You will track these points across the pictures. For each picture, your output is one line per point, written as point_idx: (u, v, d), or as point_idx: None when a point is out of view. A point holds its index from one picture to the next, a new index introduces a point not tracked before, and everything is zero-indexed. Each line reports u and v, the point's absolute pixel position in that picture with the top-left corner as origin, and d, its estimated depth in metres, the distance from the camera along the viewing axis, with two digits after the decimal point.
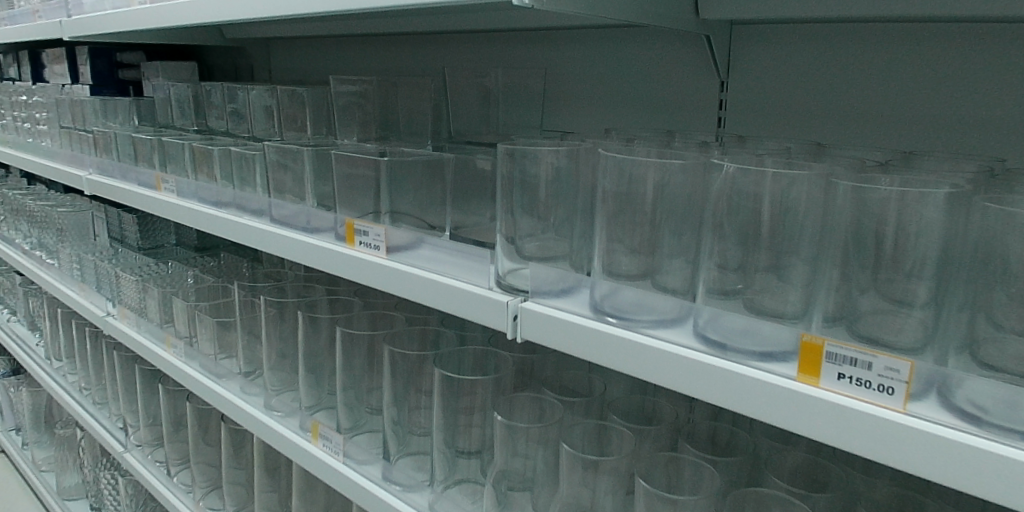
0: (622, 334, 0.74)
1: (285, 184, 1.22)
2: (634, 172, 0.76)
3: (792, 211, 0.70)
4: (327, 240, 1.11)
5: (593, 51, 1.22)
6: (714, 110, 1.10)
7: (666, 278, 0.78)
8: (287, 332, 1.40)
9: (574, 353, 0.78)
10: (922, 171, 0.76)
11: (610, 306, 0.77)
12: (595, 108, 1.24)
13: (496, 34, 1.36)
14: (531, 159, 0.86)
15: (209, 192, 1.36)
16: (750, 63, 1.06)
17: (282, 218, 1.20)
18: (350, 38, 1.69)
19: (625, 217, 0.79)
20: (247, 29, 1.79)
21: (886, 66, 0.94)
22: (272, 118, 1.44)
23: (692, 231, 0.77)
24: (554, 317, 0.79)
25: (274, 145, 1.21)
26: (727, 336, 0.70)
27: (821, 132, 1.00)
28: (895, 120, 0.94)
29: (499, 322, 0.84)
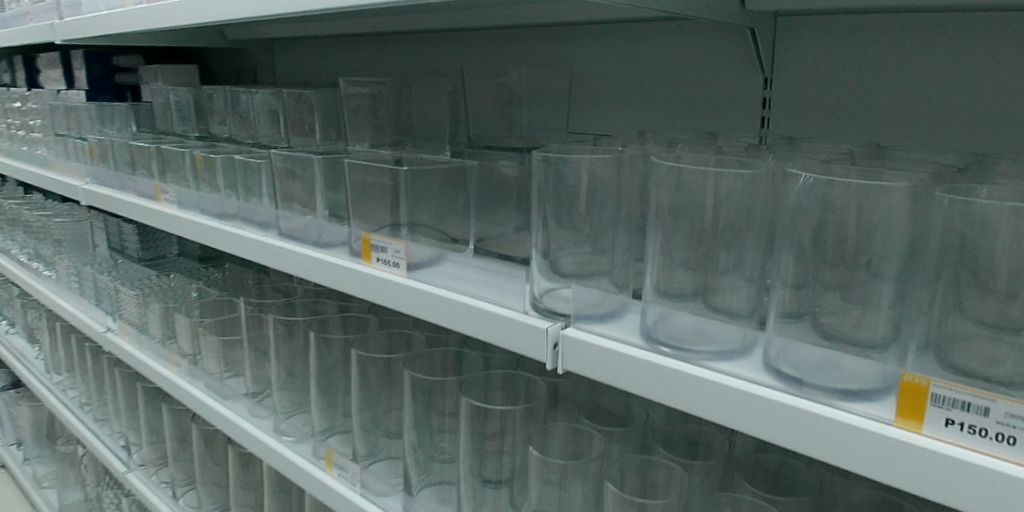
0: (677, 364, 0.65)
1: (293, 194, 1.13)
2: (690, 181, 0.67)
3: (877, 226, 0.61)
4: (339, 254, 1.02)
5: (621, 47, 1.14)
6: (756, 109, 1.01)
7: (725, 301, 0.70)
8: (297, 350, 1.32)
9: (622, 386, 0.69)
10: (1011, 176, 0.67)
11: (663, 333, 0.69)
12: (624, 108, 1.16)
13: (516, 32, 1.28)
14: (568, 168, 0.77)
15: (211, 203, 1.28)
16: (797, 58, 0.97)
17: (289, 231, 1.11)
18: (358, 38, 1.61)
19: (678, 233, 0.71)
20: (250, 29, 1.71)
21: (952, 60, 0.86)
22: (277, 122, 1.36)
23: (755, 248, 0.69)
24: (598, 344, 0.70)
25: (281, 152, 1.12)
26: (802, 370, 0.61)
27: (878, 134, 0.91)
28: (964, 121, 0.86)
29: (537, 350, 0.75)
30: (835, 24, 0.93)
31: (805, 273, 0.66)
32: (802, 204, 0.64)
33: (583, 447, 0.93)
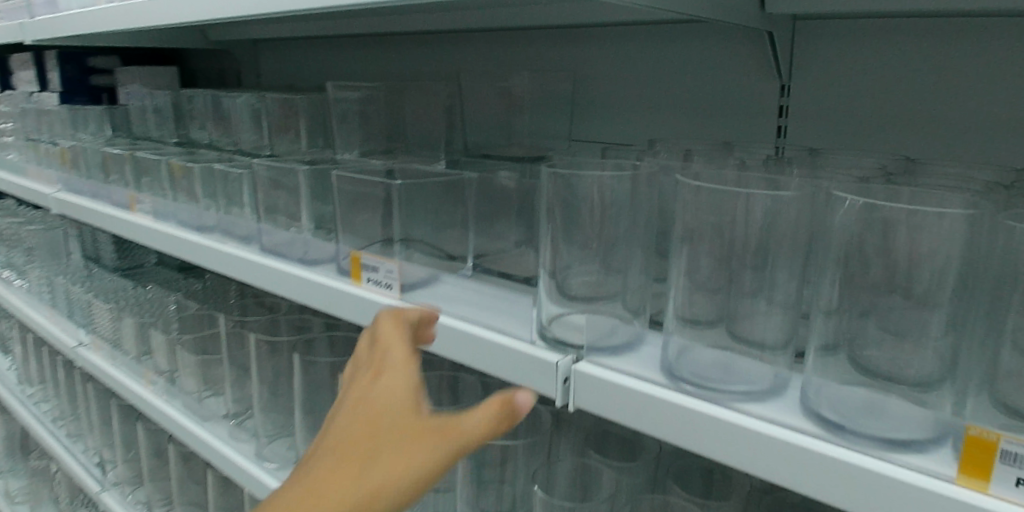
0: (701, 405, 0.58)
1: (278, 204, 1.05)
2: (718, 202, 0.60)
3: (931, 256, 0.54)
4: (326, 271, 0.95)
5: (628, 52, 1.08)
6: (772, 117, 0.95)
7: (755, 332, 0.63)
8: (281, 369, 1.25)
9: (638, 428, 0.62)
10: None
11: (684, 369, 0.62)
12: (630, 116, 1.10)
13: (516, 34, 1.22)
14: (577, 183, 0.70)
15: (189, 215, 1.20)
16: (818, 63, 0.90)
17: (270, 245, 1.03)
18: (348, 40, 1.54)
19: (702, 255, 0.64)
20: (233, 30, 1.63)
21: (986, 68, 0.79)
22: (260, 128, 1.28)
23: (790, 278, 0.62)
24: (610, 379, 0.63)
25: (265, 161, 1.05)
26: (844, 415, 0.55)
27: (907, 146, 0.85)
28: (1002, 133, 0.79)
29: (546, 384, 0.67)
30: (860, 28, 0.86)
31: (844, 302, 0.59)
32: (842, 227, 0.57)
33: (590, 481, 0.86)
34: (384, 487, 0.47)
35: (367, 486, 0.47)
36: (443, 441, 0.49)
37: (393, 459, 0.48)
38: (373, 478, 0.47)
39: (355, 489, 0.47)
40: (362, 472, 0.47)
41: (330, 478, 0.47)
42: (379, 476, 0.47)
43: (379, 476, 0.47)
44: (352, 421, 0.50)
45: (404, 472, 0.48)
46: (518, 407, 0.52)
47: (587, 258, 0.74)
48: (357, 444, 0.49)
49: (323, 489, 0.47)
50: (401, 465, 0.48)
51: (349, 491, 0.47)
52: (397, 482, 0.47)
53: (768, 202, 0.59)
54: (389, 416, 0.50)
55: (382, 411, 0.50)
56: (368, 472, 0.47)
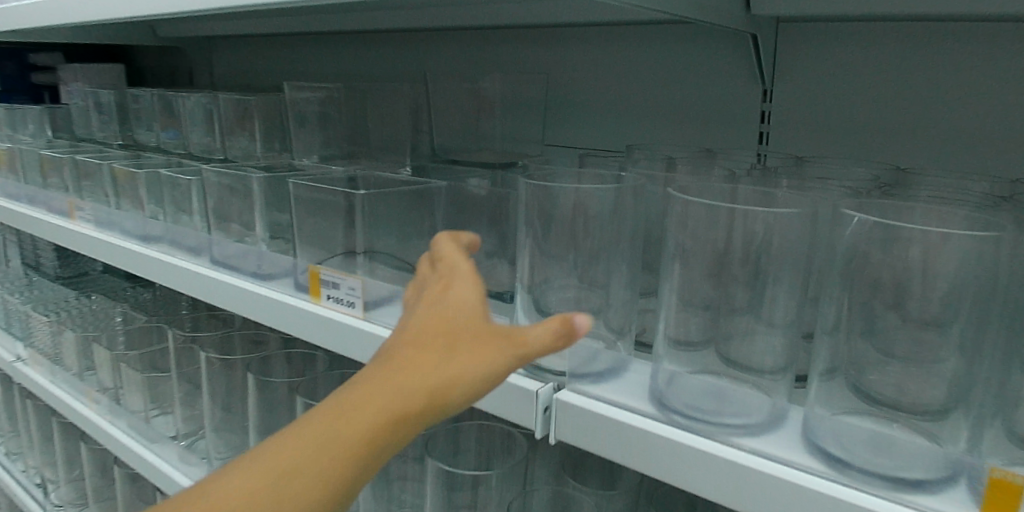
0: (694, 439, 0.53)
1: (230, 213, 0.98)
2: (712, 216, 0.55)
3: (944, 280, 0.49)
4: (282, 286, 0.88)
5: (604, 54, 1.04)
6: (753, 122, 0.91)
7: (750, 357, 0.58)
8: (233, 387, 1.16)
9: (626, 463, 0.56)
10: None
11: (676, 398, 0.57)
12: (606, 121, 1.05)
13: (488, 33, 1.16)
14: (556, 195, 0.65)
15: (133, 223, 1.11)
16: (804, 69, 0.86)
17: (222, 258, 0.95)
18: (308, 37, 1.46)
19: (693, 275, 0.59)
20: (185, 26, 1.55)
21: (979, 75, 0.75)
22: (212, 130, 1.20)
23: (787, 298, 0.57)
24: (595, 410, 0.57)
25: (215, 169, 0.98)
26: (849, 451, 0.50)
27: (897, 155, 0.81)
28: (997, 142, 0.75)
29: (523, 415, 0.61)
30: (849, 32, 0.83)
31: (848, 331, 0.54)
32: (847, 250, 0.52)
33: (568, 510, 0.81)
34: (451, 387, 0.44)
35: (433, 383, 0.44)
36: (509, 346, 0.45)
37: (459, 361, 0.44)
38: (446, 372, 0.44)
39: (421, 386, 0.44)
40: (430, 367, 0.44)
41: (398, 374, 0.44)
42: (446, 375, 0.44)
43: (445, 375, 0.44)
44: (419, 325, 0.46)
45: (470, 373, 0.44)
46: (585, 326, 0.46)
47: (566, 274, 0.68)
48: (425, 342, 0.45)
49: (393, 383, 0.44)
50: (467, 365, 0.44)
51: (414, 388, 0.44)
52: (463, 383, 0.44)
53: (769, 222, 0.53)
54: (459, 320, 0.46)
55: (451, 318, 0.46)
56: (435, 367, 0.44)
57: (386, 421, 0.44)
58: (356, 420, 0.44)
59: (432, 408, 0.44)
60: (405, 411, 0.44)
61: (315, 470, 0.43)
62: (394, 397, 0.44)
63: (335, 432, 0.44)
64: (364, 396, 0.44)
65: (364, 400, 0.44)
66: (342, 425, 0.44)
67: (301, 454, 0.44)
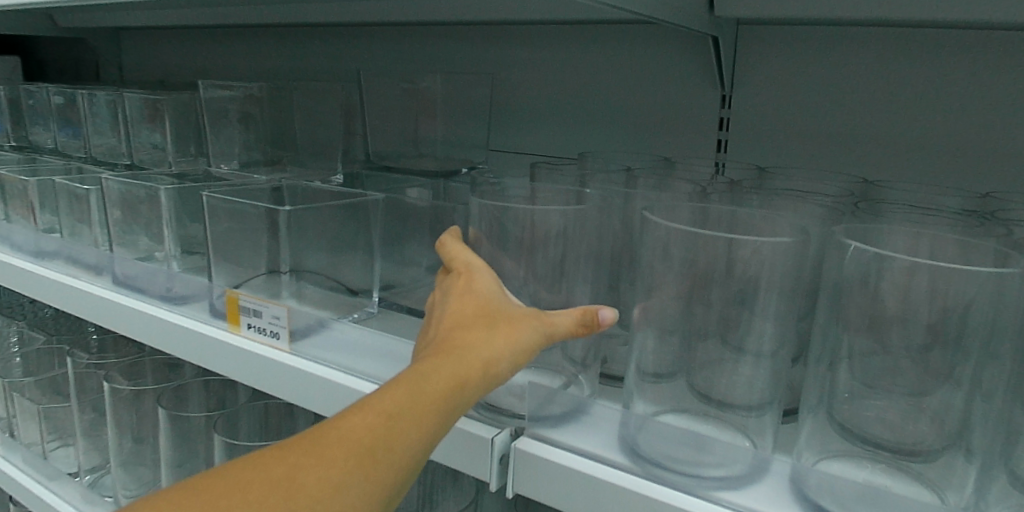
0: (670, 496, 0.47)
1: (137, 226, 0.87)
2: (688, 240, 0.49)
3: (951, 319, 0.44)
4: (196, 311, 0.78)
5: (553, 55, 0.97)
6: (712, 130, 0.86)
7: (729, 394, 0.53)
8: (144, 418, 1.04)
9: None
10: None
11: (652, 443, 0.51)
12: (554, 125, 0.99)
13: (428, 29, 1.09)
14: (512, 214, 0.58)
15: (23, 238, 0.98)
16: (764, 74, 0.82)
17: (125, 277, 0.84)
18: (228, 30, 1.35)
19: (665, 303, 0.53)
20: (89, 15, 1.40)
21: (945, 85, 0.73)
22: (117, 131, 1.07)
23: (771, 332, 0.51)
24: (560, 461, 0.51)
25: (118, 179, 0.87)
26: (842, 503, 0.45)
27: (862, 167, 0.77)
28: (965, 153, 0.72)
29: (478, 465, 0.55)
30: (813, 37, 0.78)
31: (839, 367, 0.49)
32: (839, 280, 0.47)
33: None
34: (505, 356, 0.45)
35: (491, 353, 0.45)
36: (545, 322, 0.48)
37: (508, 333, 0.46)
38: (494, 345, 0.45)
39: (481, 354, 0.44)
40: (483, 339, 0.45)
41: (459, 346, 0.44)
42: (502, 347, 0.45)
43: (500, 345, 0.45)
44: (457, 310, 0.47)
45: (520, 343, 0.46)
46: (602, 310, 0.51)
47: None
48: (472, 321, 0.46)
49: (456, 350, 0.44)
50: (510, 340, 0.46)
51: (479, 352, 0.44)
52: (515, 353, 0.46)
53: (753, 248, 0.47)
54: (496, 303, 0.48)
55: (487, 302, 0.48)
56: (492, 340, 0.45)
57: (460, 383, 0.43)
58: (434, 382, 0.42)
59: (491, 377, 0.44)
60: (474, 374, 0.43)
61: (401, 431, 0.40)
62: (463, 362, 0.43)
63: (417, 390, 0.41)
64: (433, 364, 0.43)
65: (433, 365, 0.43)
66: (422, 387, 0.41)
67: (387, 415, 0.40)
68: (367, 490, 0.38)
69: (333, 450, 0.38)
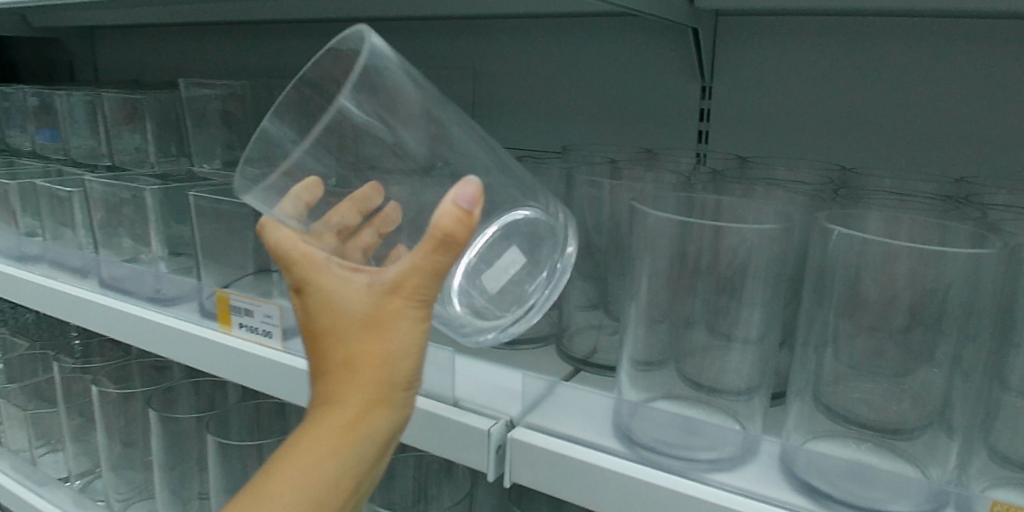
0: (663, 478, 0.49)
1: (121, 226, 0.87)
2: (676, 229, 0.50)
3: (934, 301, 0.45)
4: (185, 311, 0.78)
5: (534, 48, 0.98)
6: (694, 121, 0.87)
7: (720, 380, 0.54)
8: (134, 422, 1.04)
9: (592, 505, 0.52)
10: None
11: (645, 431, 0.52)
12: (537, 118, 1.00)
13: (411, 24, 1.09)
14: (350, 152, 0.44)
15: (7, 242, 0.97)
16: (743, 64, 0.84)
17: (111, 280, 0.84)
18: (206, 28, 1.33)
19: (655, 291, 0.54)
20: (63, 14, 1.38)
21: (920, 70, 0.74)
22: (97, 133, 1.06)
23: (757, 318, 0.52)
24: (555, 448, 0.53)
25: (101, 180, 0.86)
26: (831, 481, 0.47)
27: (841, 155, 0.79)
28: (938, 137, 0.74)
29: (475, 456, 0.56)
30: (791, 26, 0.80)
31: (826, 351, 0.50)
32: (822, 264, 0.48)
33: None
34: (381, 376, 0.47)
35: (367, 385, 0.47)
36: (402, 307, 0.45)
37: (374, 354, 0.47)
38: (365, 376, 0.47)
39: (355, 391, 0.47)
40: (354, 373, 0.47)
41: (334, 394, 0.48)
42: (372, 369, 0.47)
43: (373, 369, 0.47)
44: (323, 338, 0.48)
45: (386, 354, 0.47)
46: (475, 196, 0.41)
47: None
48: (337, 356, 0.48)
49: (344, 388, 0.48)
50: (380, 357, 0.47)
51: (354, 392, 0.47)
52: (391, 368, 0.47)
53: (739, 236, 0.48)
54: (347, 311, 0.47)
55: (341, 322, 0.47)
56: (359, 372, 0.47)
57: (347, 428, 0.48)
58: (318, 441, 0.48)
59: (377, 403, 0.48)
60: (365, 404, 0.48)
61: (298, 486, 0.48)
62: (343, 410, 0.48)
63: (308, 455, 0.48)
64: (315, 423, 0.48)
65: (316, 423, 0.48)
66: (307, 452, 0.48)
67: (278, 479, 0.48)
68: None
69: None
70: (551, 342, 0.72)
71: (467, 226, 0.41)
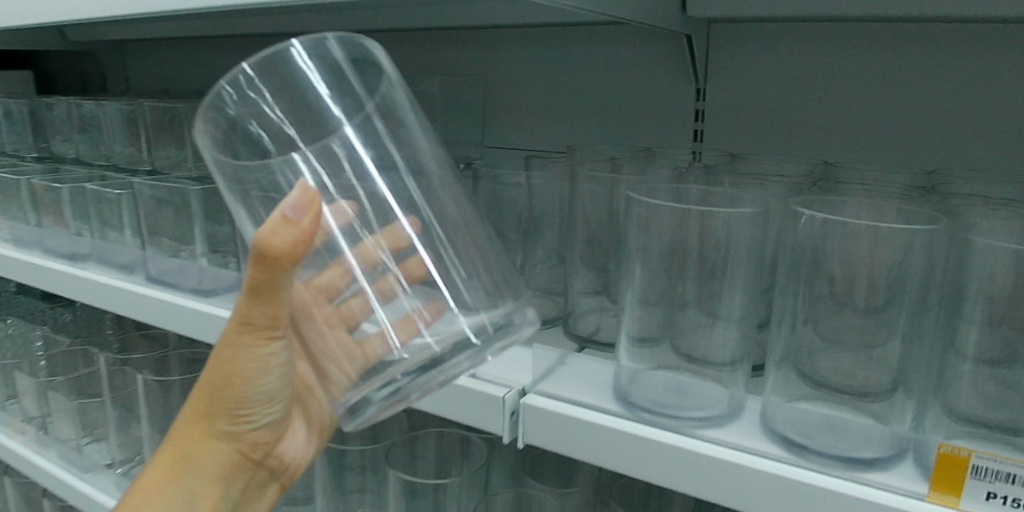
0: (658, 434, 0.56)
1: (163, 225, 0.95)
2: (664, 215, 0.57)
3: (890, 275, 0.52)
4: (228, 301, 0.85)
5: (543, 55, 1.05)
6: (689, 121, 0.94)
7: (708, 351, 0.61)
8: (174, 409, 1.12)
9: (595, 462, 0.59)
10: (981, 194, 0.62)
11: (642, 396, 0.59)
12: (545, 120, 1.07)
13: (427, 33, 1.16)
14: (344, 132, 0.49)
15: (58, 242, 1.06)
16: (735, 67, 0.90)
17: (156, 274, 0.92)
18: (232, 40, 1.42)
19: (650, 272, 0.61)
20: (99, 30, 1.47)
21: (895, 72, 0.80)
22: (137, 140, 1.15)
23: (741, 294, 0.59)
24: (563, 412, 0.60)
25: (146, 183, 0.94)
26: (804, 435, 0.53)
27: (825, 150, 0.85)
28: (913, 133, 0.81)
29: (491, 422, 0.63)
30: (778, 32, 0.87)
31: (800, 323, 0.57)
32: (794, 245, 0.55)
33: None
34: (226, 369, 0.65)
35: (221, 373, 0.65)
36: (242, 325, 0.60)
37: (223, 354, 0.64)
38: (218, 367, 0.65)
39: (213, 374, 0.66)
40: (215, 364, 0.66)
41: (209, 377, 0.68)
42: (222, 363, 0.65)
43: (223, 363, 0.64)
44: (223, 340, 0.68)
45: (229, 354, 0.63)
46: (300, 202, 0.47)
47: None
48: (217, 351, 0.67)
49: (211, 389, 0.68)
50: (225, 357, 0.64)
51: (215, 375, 0.66)
52: (231, 365, 0.64)
53: (723, 220, 0.55)
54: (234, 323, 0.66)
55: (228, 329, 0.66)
56: (217, 364, 0.65)
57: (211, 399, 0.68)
58: (198, 403, 0.70)
59: (223, 387, 0.66)
60: (219, 386, 0.66)
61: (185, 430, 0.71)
62: (209, 386, 0.68)
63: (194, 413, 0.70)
64: (200, 393, 0.69)
65: (201, 394, 0.69)
66: (193, 410, 0.70)
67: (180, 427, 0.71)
68: (175, 462, 0.71)
69: (149, 479, 0.71)
70: (559, 324, 0.79)
71: (281, 233, 0.47)
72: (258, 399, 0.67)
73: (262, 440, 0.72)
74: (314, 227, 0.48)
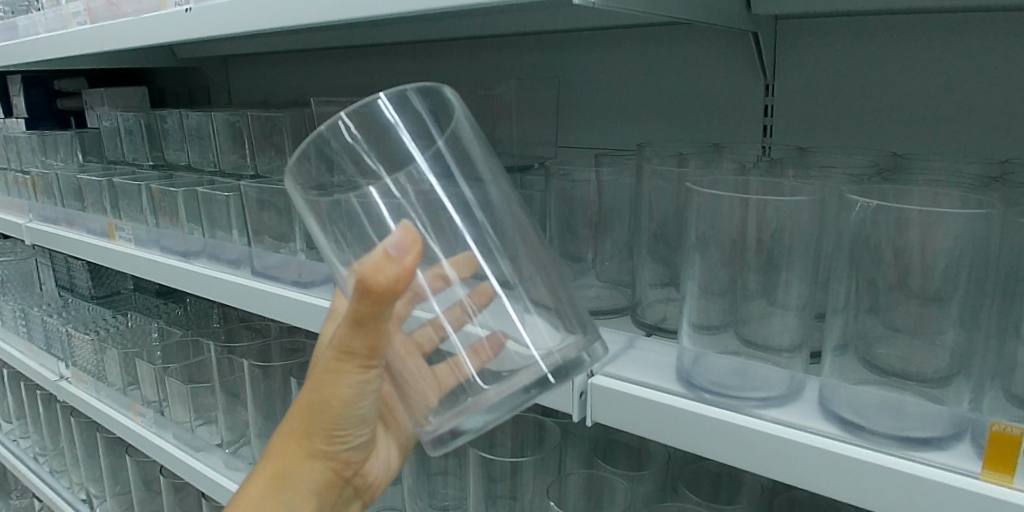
0: (719, 413, 0.59)
1: (267, 224, 1.05)
2: (724, 205, 0.61)
3: (943, 259, 0.54)
4: (324, 293, 0.93)
5: (614, 56, 1.09)
6: (758, 116, 0.96)
7: (767, 336, 0.64)
8: (275, 393, 1.23)
9: (659, 439, 0.63)
10: None
11: (706, 380, 0.62)
12: (616, 119, 1.11)
13: (501, 40, 1.23)
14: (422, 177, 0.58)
15: (174, 240, 1.17)
16: (802, 61, 0.92)
17: (262, 268, 1.02)
18: (324, 53, 1.52)
19: (711, 262, 0.65)
20: (205, 47, 1.61)
21: (966, 61, 0.81)
22: (241, 147, 1.26)
23: (799, 281, 0.62)
24: (630, 392, 0.64)
25: (252, 184, 1.04)
26: (861, 415, 0.56)
27: (896, 142, 0.86)
28: (985, 124, 0.80)
29: (562, 401, 0.68)
30: (845, 26, 0.88)
31: (857, 309, 0.59)
32: (853, 235, 0.57)
33: (603, 491, 0.87)
34: (323, 392, 0.70)
35: (318, 396, 0.71)
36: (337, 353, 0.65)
37: (319, 381, 0.69)
38: (316, 391, 0.70)
39: (310, 397, 0.72)
40: (312, 388, 0.71)
41: (304, 401, 0.73)
42: (319, 388, 0.70)
43: (320, 389, 0.70)
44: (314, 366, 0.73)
45: (325, 379, 0.68)
46: (401, 242, 0.53)
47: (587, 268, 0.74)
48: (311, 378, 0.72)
49: (307, 412, 0.73)
50: (321, 382, 0.69)
51: (311, 399, 0.72)
52: (328, 388, 0.69)
53: (779, 209, 0.58)
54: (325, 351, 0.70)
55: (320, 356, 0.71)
56: (315, 389, 0.70)
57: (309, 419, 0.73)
58: (294, 425, 0.75)
59: (321, 408, 0.71)
60: (317, 408, 0.72)
61: (281, 450, 0.76)
62: (306, 409, 0.73)
63: (291, 435, 0.75)
64: (296, 417, 0.75)
65: (297, 417, 0.74)
66: (289, 431, 0.76)
67: (277, 448, 0.77)
68: (275, 480, 0.76)
69: (250, 498, 0.76)
70: (627, 314, 0.83)
71: (386, 269, 0.53)
72: (351, 422, 0.73)
73: (353, 457, 0.77)
74: (416, 263, 0.54)
